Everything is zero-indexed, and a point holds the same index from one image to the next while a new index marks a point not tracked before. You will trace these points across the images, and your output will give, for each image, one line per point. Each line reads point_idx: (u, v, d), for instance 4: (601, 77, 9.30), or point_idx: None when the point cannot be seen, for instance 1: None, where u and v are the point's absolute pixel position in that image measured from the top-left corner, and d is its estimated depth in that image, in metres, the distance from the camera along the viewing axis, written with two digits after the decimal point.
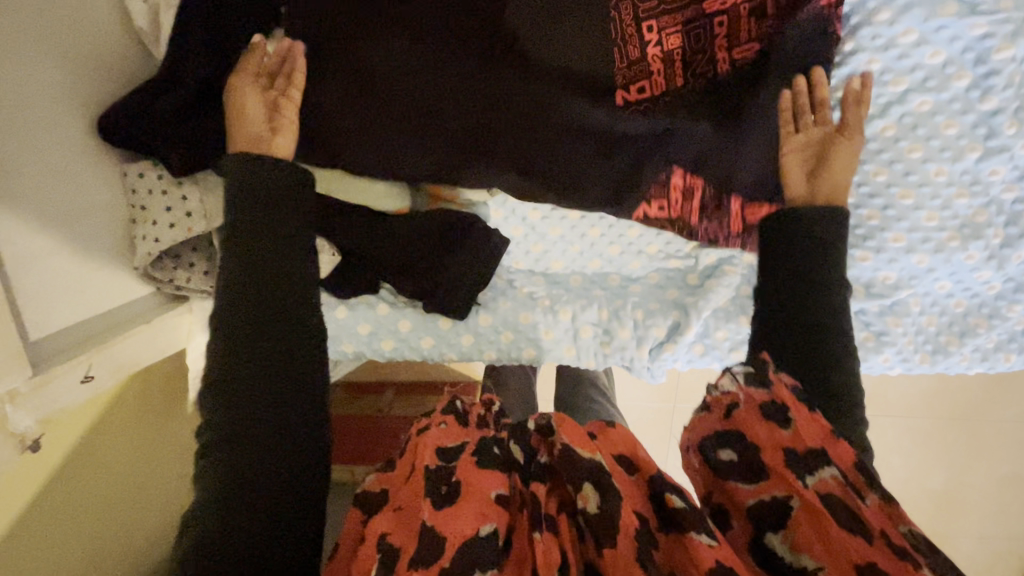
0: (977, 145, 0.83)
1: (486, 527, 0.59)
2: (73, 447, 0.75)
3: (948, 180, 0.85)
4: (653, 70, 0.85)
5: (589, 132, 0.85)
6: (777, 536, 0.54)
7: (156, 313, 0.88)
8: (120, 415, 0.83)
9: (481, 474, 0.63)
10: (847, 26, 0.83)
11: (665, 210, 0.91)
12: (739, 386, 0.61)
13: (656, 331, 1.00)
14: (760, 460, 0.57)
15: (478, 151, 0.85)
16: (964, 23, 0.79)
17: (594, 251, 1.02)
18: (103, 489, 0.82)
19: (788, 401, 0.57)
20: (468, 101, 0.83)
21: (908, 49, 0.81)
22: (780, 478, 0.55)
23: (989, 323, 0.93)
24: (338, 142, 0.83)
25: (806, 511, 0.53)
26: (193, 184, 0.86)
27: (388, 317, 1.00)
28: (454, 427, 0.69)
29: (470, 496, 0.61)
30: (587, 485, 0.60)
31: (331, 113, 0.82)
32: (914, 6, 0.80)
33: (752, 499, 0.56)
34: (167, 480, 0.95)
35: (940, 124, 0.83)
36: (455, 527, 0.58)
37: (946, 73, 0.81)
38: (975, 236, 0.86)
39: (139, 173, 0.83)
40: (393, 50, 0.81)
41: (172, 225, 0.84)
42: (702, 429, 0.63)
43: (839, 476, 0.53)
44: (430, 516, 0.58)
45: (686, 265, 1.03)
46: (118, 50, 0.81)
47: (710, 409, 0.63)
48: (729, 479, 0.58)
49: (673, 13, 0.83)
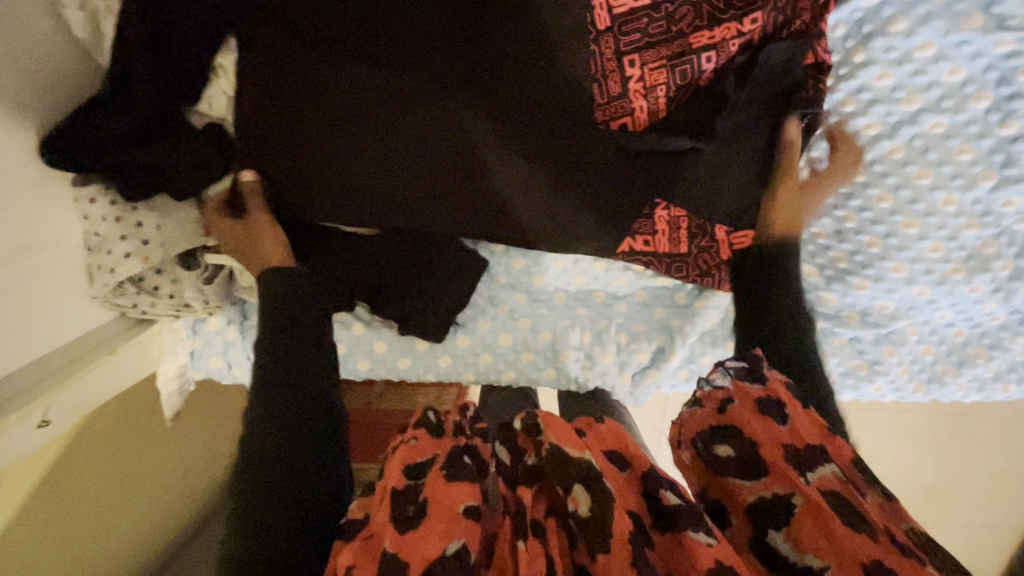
0: (992, 173, 0.75)
1: (453, 544, 0.53)
2: (44, 476, 0.78)
3: (958, 210, 0.78)
4: (637, 106, 0.87)
5: (558, 153, 0.88)
6: (779, 534, 0.51)
7: (123, 339, 0.85)
8: (96, 434, 0.85)
9: (448, 488, 0.57)
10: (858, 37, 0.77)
11: (653, 244, 0.94)
12: (732, 379, 0.61)
13: (639, 357, 0.97)
14: (757, 456, 0.55)
15: (459, 189, 0.88)
16: (988, 39, 0.71)
17: (579, 267, 0.98)
18: (75, 519, 0.83)
19: (784, 395, 0.58)
20: (434, 145, 0.85)
21: (924, 64, 0.74)
22: (780, 474, 0.53)
23: (989, 354, 0.89)
24: (305, 154, 0.82)
25: (808, 509, 0.50)
26: (149, 210, 0.81)
27: (363, 338, 0.97)
28: (425, 440, 0.65)
29: (438, 511, 0.55)
30: (578, 488, 0.55)
31: (296, 136, 0.81)
32: (934, 17, 0.72)
33: (752, 497, 0.53)
34: (141, 499, 0.95)
35: (954, 148, 0.75)
36: (421, 551, 0.52)
37: (964, 93, 0.73)
38: (982, 269, 0.80)
39: (90, 199, 0.78)
40: (369, 79, 0.81)
41: (128, 255, 0.78)
42: (696, 424, 0.62)
43: (837, 472, 0.52)
44: (394, 543, 0.53)
45: (675, 284, 0.99)
46: (66, 68, 0.75)
47: (704, 403, 0.61)
48: (728, 475, 0.56)
49: (655, 51, 0.84)
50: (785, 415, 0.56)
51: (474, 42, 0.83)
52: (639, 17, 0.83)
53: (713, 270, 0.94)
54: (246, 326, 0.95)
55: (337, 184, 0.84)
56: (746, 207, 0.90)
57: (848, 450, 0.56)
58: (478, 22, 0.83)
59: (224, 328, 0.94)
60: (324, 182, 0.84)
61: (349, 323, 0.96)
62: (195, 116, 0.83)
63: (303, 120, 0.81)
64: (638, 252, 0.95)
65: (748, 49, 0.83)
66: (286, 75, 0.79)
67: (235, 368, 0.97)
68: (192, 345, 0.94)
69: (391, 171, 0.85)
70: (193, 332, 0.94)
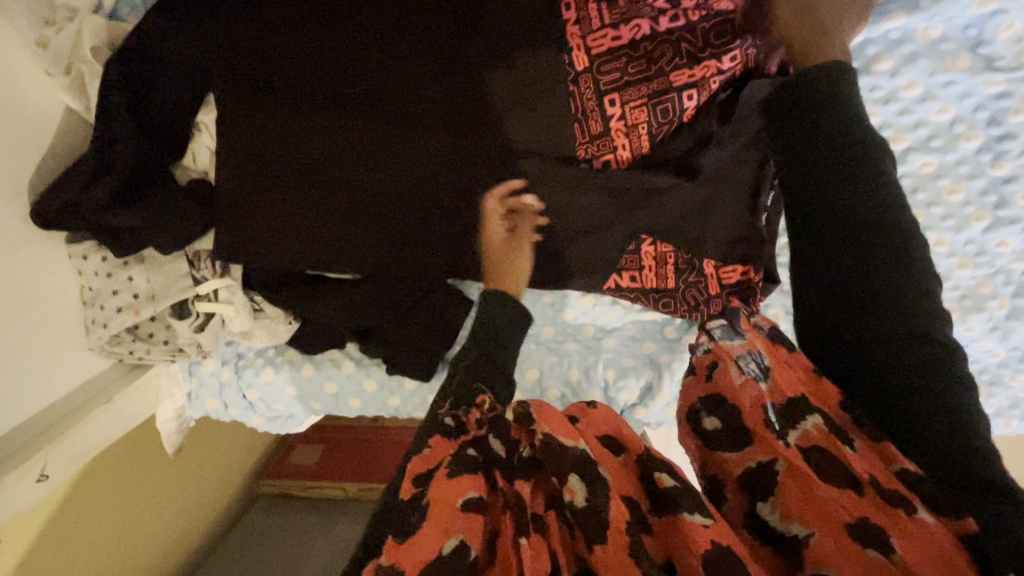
0: (984, 214, 0.73)
1: (450, 543, 0.48)
2: (50, 518, 0.83)
3: (950, 250, 0.75)
4: (620, 145, 0.86)
5: (541, 193, 0.87)
6: (767, 504, 0.49)
7: (121, 385, 0.88)
8: (98, 475, 0.91)
9: (450, 482, 0.53)
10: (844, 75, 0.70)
11: (641, 278, 0.92)
12: (714, 342, 0.57)
13: (627, 394, 0.98)
14: (740, 425, 0.52)
15: (442, 230, 0.88)
16: (976, 80, 0.68)
17: (566, 302, 0.97)
18: (82, 554, 0.88)
19: (761, 347, 0.54)
20: (413, 191, 0.85)
21: (910, 103, 0.70)
22: (763, 440, 0.50)
23: (989, 391, 0.86)
24: (286, 204, 0.82)
25: (792, 475, 0.48)
26: (139, 264, 0.83)
27: (354, 377, 0.99)
28: (440, 445, 0.59)
29: (435, 511, 0.51)
30: (572, 475, 0.51)
31: (274, 185, 0.82)
32: (919, 56, 0.69)
33: (739, 469, 0.51)
34: (146, 531, 1.00)
35: (944, 189, 0.73)
36: (417, 553, 0.48)
37: (953, 132, 0.71)
38: (976, 308, 0.78)
39: (83, 255, 0.81)
40: (345, 129, 0.81)
41: (120, 309, 0.82)
42: (688, 396, 0.57)
43: (820, 422, 0.48)
44: (390, 554, 0.48)
45: (664, 318, 0.98)
46: (53, 129, 0.77)
47: (697, 372, 0.58)
48: (713, 448, 0.53)
49: (635, 92, 0.83)
50: (763, 368, 0.53)
51: (452, 88, 0.83)
52: (617, 59, 0.82)
53: (701, 305, 0.93)
54: (240, 367, 0.98)
55: (321, 230, 0.84)
56: (733, 243, 0.89)
57: (831, 395, 0.49)
58: (455, 66, 0.82)
59: (218, 369, 0.98)
60: (304, 232, 0.84)
61: (305, 368, 0.98)
62: (180, 171, 0.84)
63: (283, 170, 0.81)
64: (624, 288, 0.93)
65: (732, 85, 0.82)
66: (266, 127, 0.80)
67: (230, 408, 1.00)
68: (189, 386, 0.98)
69: (373, 219, 0.85)
70: (189, 374, 0.97)
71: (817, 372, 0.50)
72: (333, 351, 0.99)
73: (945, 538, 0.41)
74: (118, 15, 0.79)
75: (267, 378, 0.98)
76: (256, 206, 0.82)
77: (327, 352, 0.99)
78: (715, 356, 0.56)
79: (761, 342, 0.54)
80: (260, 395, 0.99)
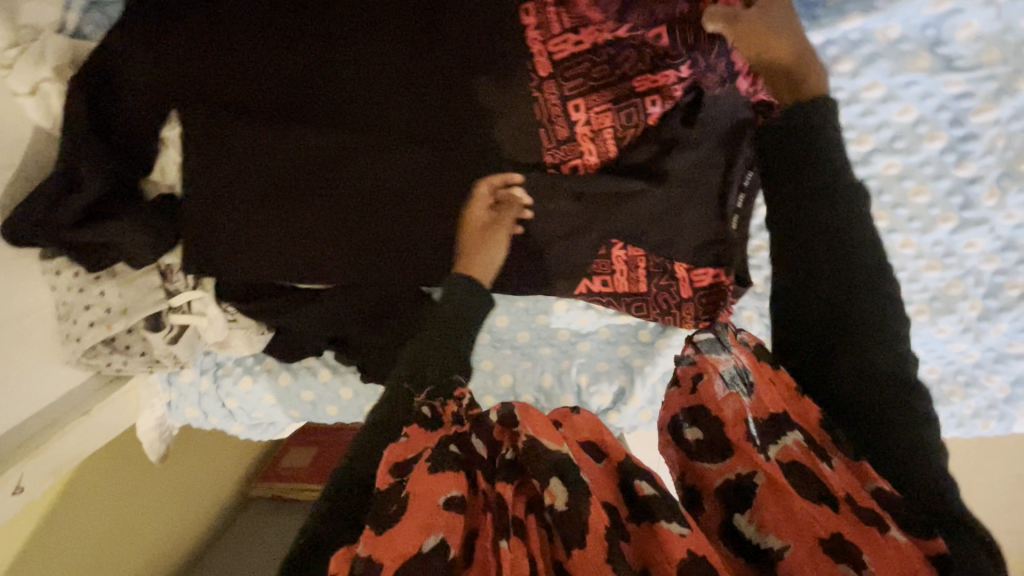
0: (951, 215, 0.72)
1: (431, 540, 0.48)
2: (37, 527, 0.86)
3: (917, 252, 0.74)
4: (586, 151, 0.86)
5: (512, 200, 0.86)
6: (744, 517, 0.47)
7: (99, 398, 0.91)
8: (85, 486, 0.93)
9: (434, 479, 0.51)
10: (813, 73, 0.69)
11: (612, 283, 0.92)
12: (699, 354, 0.54)
13: (600, 398, 0.98)
14: (723, 438, 0.50)
15: (410, 237, 0.86)
16: (937, 80, 0.68)
17: (540, 307, 0.97)
18: (72, 560, 0.90)
19: (746, 361, 0.52)
20: (379, 203, 0.85)
21: (873, 104, 0.70)
22: (744, 452, 0.48)
23: (965, 392, 0.85)
24: (252, 216, 0.82)
25: (770, 489, 0.46)
26: (110, 277, 0.84)
27: (331, 384, 1.00)
28: (418, 435, 0.55)
29: (417, 504, 0.50)
30: (553, 479, 0.50)
31: (238, 196, 0.82)
32: (879, 57, 0.68)
33: (718, 480, 0.49)
34: (137, 537, 1.01)
35: (910, 190, 0.72)
36: (396, 546, 0.47)
37: (917, 133, 0.70)
38: (946, 310, 0.77)
39: (56, 271, 0.82)
40: (306, 143, 0.81)
41: (93, 323, 0.83)
42: (669, 407, 0.55)
43: (801, 439, 0.47)
44: (367, 544, 0.47)
45: (638, 321, 0.97)
46: (21, 147, 0.78)
47: (679, 382, 0.55)
48: (695, 460, 0.51)
49: (595, 98, 0.82)
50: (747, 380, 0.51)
51: (412, 97, 0.82)
52: (576, 65, 0.81)
53: (674, 308, 0.92)
54: (219, 376, 1.00)
55: (289, 241, 0.84)
56: (706, 244, 0.88)
57: (812, 411, 0.48)
58: (419, 73, 0.81)
59: (197, 379, 0.99)
60: (272, 245, 0.84)
61: (281, 377, 1.00)
62: (149, 185, 0.85)
63: (246, 181, 0.81)
64: (595, 292, 0.92)
65: (694, 89, 0.82)
66: (230, 138, 0.79)
67: (211, 416, 1.02)
68: (168, 396, 0.99)
69: (340, 229, 0.84)
70: (168, 384, 0.98)
71: (799, 391, 0.50)
72: (310, 359, 1.00)
73: (915, 558, 0.40)
74: (84, 33, 0.79)
75: (245, 388, 0.99)
76: (223, 216, 0.82)
77: (305, 360, 1.01)
78: (699, 368, 0.54)
79: (745, 356, 0.53)
80: (239, 403, 1.01)
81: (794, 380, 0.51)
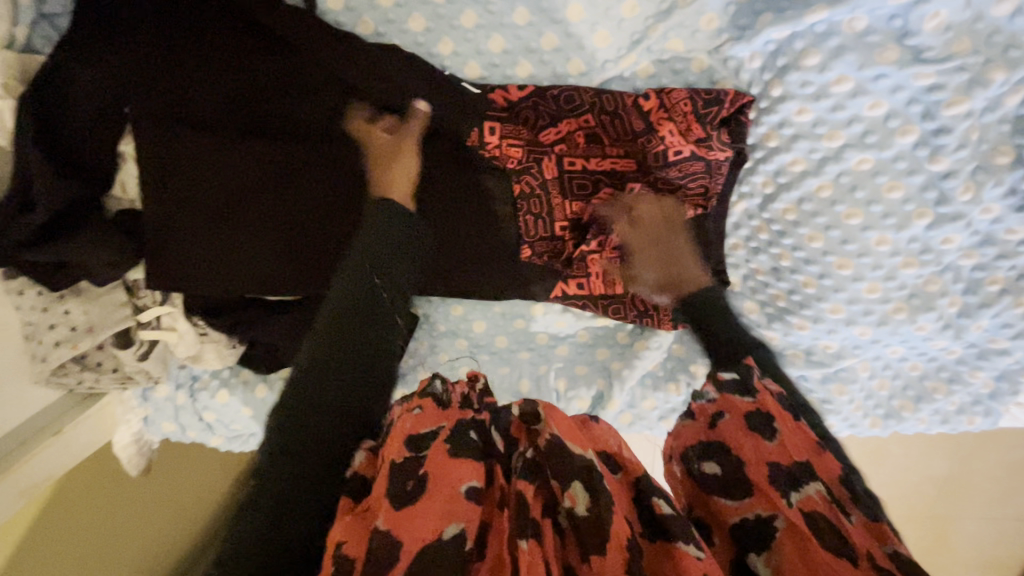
0: (926, 211, 0.70)
1: (451, 527, 0.46)
2: (22, 538, 0.86)
3: (893, 249, 0.73)
4: (557, 213, 0.81)
5: (472, 203, 0.82)
6: (760, 558, 0.47)
7: (71, 417, 0.91)
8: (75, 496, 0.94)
9: (459, 465, 0.50)
10: (757, 110, 0.75)
11: (587, 286, 0.87)
12: (720, 395, 0.56)
13: (578, 403, 0.97)
14: (744, 476, 0.51)
15: None
16: (906, 72, 0.66)
17: (516, 311, 0.95)
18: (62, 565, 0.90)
19: (772, 408, 0.54)
20: (336, 215, 0.81)
21: (843, 98, 0.69)
22: (764, 493, 0.49)
23: (948, 389, 0.83)
24: (210, 224, 0.80)
25: (790, 531, 0.47)
26: (74, 296, 0.83)
27: None
28: (431, 414, 0.55)
29: (436, 490, 0.48)
30: (577, 483, 0.49)
31: (196, 202, 0.80)
32: (846, 50, 0.67)
33: (734, 518, 0.50)
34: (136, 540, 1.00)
35: (883, 186, 0.70)
36: (416, 529, 0.46)
37: (889, 127, 0.68)
38: (925, 307, 0.75)
39: (18, 291, 0.81)
40: (265, 161, 0.79)
41: (58, 342, 0.82)
42: (687, 439, 0.57)
43: (823, 492, 0.48)
44: (386, 519, 0.46)
45: (616, 324, 0.95)
46: None
47: (696, 417, 0.57)
48: (712, 493, 0.52)
49: (556, 163, 0.80)
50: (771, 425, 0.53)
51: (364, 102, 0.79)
52: (535, 78, 0.82)
53: (651, 310, 0.88)
54: (195, 390, 1.00)
55: (252, 249, 0.82)
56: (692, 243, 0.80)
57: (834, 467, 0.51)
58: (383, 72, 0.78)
59: (173, 394, 0.99)
60: (235, 253, 0.82)
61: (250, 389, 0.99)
62: (112, 202, 0.84)
63: (199, 187, 0.79)
64: (573, 296, 0.88)
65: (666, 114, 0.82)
66: (189, 146, 0.77)
67: (189, 430, 1.01)
68: (144, 411, 0.98)
69: (303, 236, 0.82)
70: (143, 400, 0.98)
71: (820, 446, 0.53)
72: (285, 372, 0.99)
73: None
74: (34, 47, 0.78)
75: (222, 401, 0.99)
76: (183, 223, 0.80)
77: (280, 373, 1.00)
78: (720, 407, 0.56)
79: (771, 403, 0.54)
80: (216, 416, 1.00)
81: (814, 436, 0.54)
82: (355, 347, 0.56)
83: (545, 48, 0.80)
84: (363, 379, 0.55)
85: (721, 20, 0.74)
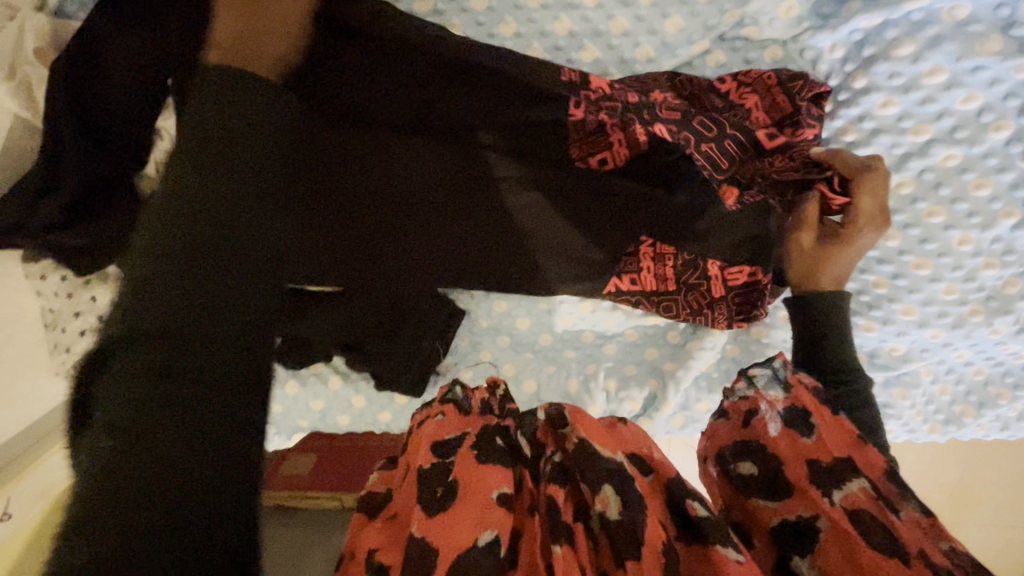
0: (1014, 210, 0.69)
1: (484, 534, 0.42)
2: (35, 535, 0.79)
3: (975, 249, 0.71)
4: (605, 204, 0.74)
5: (465, 168, 0.69)
6: (804, 562, 0.43)
7: None
8: None
9: (481, 470, 0.45)
10: (835, 103, 0.72)
11: (640, 283, 0.78)
12: (754, 389, 0.50)
13: (630, 405, 0.94)
14: (783, 476, 0.46)
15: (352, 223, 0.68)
16: (1006, 65, 0.65)
17: (562, 309, 0.88)
18: None
19: (806, 401, 0.48)
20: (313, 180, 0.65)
21: (934, 91, 0.68)
22: (805, 494, 0.45)
23: (1013, 395, 0.81)
24: None
25: (834, 533, 0.42)
26: (100, 283, 0.78)
27: (341, 392, 0.95)
28: (453, 420, 0.50)
29: (470, 494, 0.44)
30: (606, 485, 0.45)
31: None
32: (944, 40, 0.66)
33: (775, 520, 0.45)
34: None
35: (970, 183, 0.69)
36: (450, 536, 0.41)
37: (981, 122, 0.67)
38: (1003, 310, 0.73)
39: (40, 276, 0.76)
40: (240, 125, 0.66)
41: (83, 332, 0.77)
42: (720, 440, 0.51)
43: (868, 487, 0.43)
44: (420, 524, 0.43)
45: (667, 323, 0.91)
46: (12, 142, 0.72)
47: (729, 415, 0.51)
48: (749, 495, 0.47)
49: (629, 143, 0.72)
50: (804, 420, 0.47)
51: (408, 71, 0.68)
52: (601, 63, 0.78)
53: (706, 309, 0.80)
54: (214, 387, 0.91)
55: None
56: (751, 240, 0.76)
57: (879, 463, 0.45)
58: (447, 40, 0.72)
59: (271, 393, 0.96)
60: None
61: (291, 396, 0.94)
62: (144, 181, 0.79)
63: None
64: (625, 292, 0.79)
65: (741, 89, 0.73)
66: None
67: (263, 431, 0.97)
68: None
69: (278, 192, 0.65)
70: None
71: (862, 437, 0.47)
72: (316, 366, 0.93)
73: None
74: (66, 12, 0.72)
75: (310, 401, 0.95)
76: None
77: (311, 367, 0.93)
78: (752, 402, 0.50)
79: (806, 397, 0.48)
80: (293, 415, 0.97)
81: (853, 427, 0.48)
82: (215, 248, 0.33)
83: (614, 32, 0.76)
84: (235, 295, 0.33)
85: (801, 9, 0.72)
